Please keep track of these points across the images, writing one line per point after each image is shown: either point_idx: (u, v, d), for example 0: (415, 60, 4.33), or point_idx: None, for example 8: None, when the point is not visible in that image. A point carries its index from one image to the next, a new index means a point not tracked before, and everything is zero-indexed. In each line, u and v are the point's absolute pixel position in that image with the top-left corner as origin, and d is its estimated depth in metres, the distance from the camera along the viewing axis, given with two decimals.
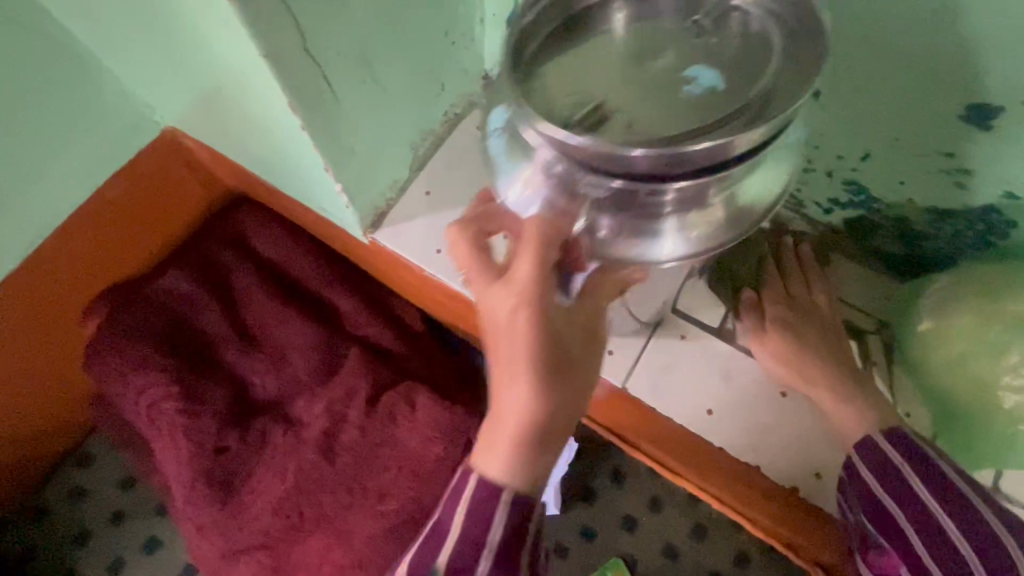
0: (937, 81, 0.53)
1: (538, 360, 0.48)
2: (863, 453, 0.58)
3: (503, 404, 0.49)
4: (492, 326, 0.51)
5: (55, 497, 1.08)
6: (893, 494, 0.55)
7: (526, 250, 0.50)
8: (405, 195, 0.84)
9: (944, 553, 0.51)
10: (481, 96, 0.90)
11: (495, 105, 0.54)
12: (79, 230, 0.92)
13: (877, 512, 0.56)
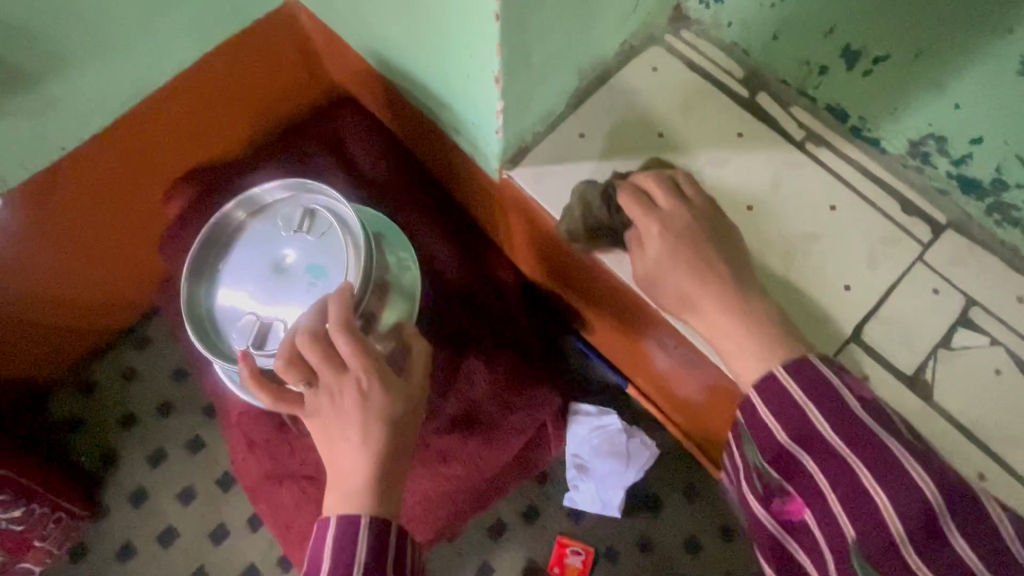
0: None
1: (388, 410, 0.55)
2: (791, 387, 0.48)
3: (343, 461, 0.54)
4: (319, 410, 0.55)
5: (106, 373, 1.05)
6: (809, 396, 0.47)
7: (324, 351, 0.55)
8: (555, 133, 0.70)
9: (851, 489, 0.44)
10: (663, 31, 0.74)
11: (229, 284, 0.71)
12: (179, 96, 0.82)
13: (792, 427, 0.47)
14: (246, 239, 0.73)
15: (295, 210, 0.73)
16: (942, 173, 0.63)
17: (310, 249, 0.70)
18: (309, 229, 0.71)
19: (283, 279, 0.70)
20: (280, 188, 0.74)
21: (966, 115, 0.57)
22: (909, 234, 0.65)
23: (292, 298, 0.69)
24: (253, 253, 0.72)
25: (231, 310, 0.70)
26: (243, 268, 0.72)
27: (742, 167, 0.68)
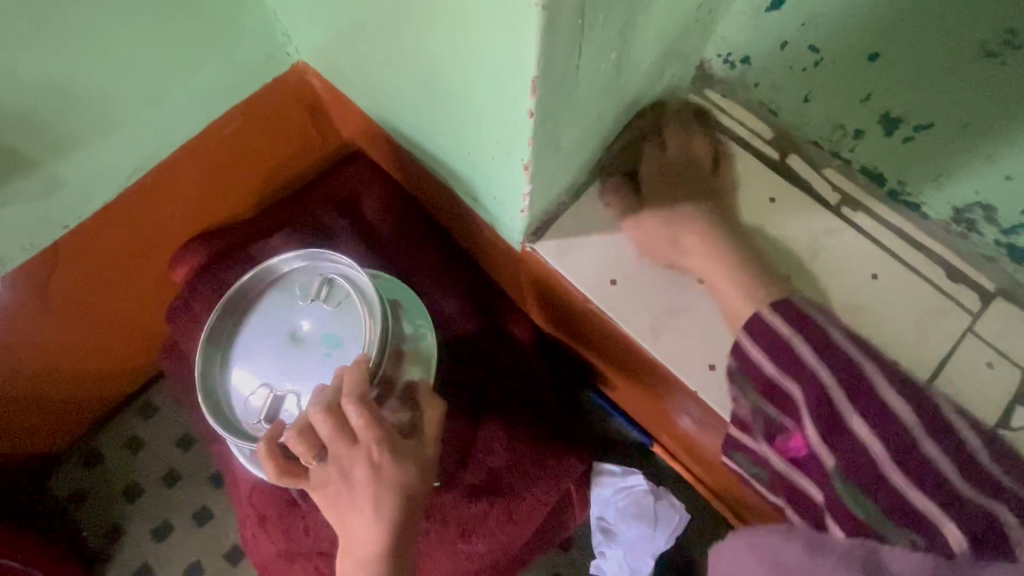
0: None
1: (400, 477, 0.56)
2: (770, 317, 0.56)
3: (355, 529, 0.55)
4: (326, 480, 0.56)
5: (110, 442, 1.01)
6: (789, 331, 0.54)
7: (337, 423, 0.55)
8: (579, 203, 0.68)
9: (850, 424, 0.50)
10: (686, 91, 0.71)
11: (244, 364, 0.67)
12: (185, 165, 0.79)
13: (787, 370, 0.54)
14: (259, 313, 0.70)
15: (312, 279, 0.70)
16: (990, 241, 0.60)
17: (327, 319, 0.67)
18: (328, 299, 0.68)
19: (300, 352, 0.67)
20: (296, 257, 0.71)
21: (1016, 187, 0.54)
22: (958, 304, 0.62)
23: (309, 373, 0.66)
24: (267, 325, 0.69)
25: (245, 385, 0.66)
26: (259, 339, 0.69)
27: (776, 235, 0.65)
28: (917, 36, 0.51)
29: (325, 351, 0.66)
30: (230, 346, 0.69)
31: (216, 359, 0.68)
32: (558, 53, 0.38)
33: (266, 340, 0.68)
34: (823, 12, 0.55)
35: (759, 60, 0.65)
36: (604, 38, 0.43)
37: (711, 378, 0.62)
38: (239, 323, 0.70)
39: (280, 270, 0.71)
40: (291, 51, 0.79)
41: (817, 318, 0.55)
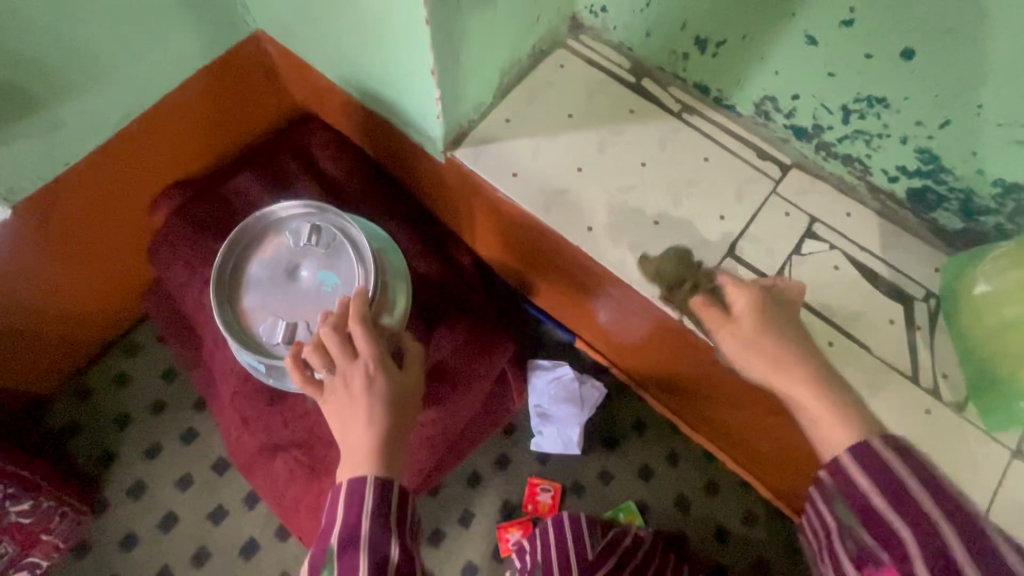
0: (918, 85, 0.66)
1: (388, 388, 0.67)
2: (846, 462, 0.51)
3: (358, 438, 0.64)
4: (334, 394, 0.67)
5: (100, 380, 1.13)
6: (879, 488, 0.49)
7: (342, 340, 0.69)
8: (486, 120, 0.87)
9: (911, 515, 0.47)
10: (566, 37, 0.93)
11: (256, 297, 0.84)
12: (163, 117, 0.95)
13: (882, 481, 0.49)
14: (264, 255, 0.86)
15: (305, 226, 0.87)
16: (780, 126, 0.83)
17: (322, 259, 0.85)
18: (321, 242, 0.86)
19: (300, 283, 0.84)
20: (296, 209, 0.88)
21: (783, 79, 0.77)
22: (765, 174, 0.84)
23: (312, 301, 0.83)
24: (269, 265, 0.86)
25: (256, 309, 0.83)
26: (264, 276, 0.85)
27: (636, 134, 0.87)
28: None
29: (322, 284, 0.84)
30: (237, 276, 0.85)
31: (228, 288, 0.84)
32: None
33: (274, 276, 0.85)
34: None
35: (612, 7, 0.87)
36: None
37: (590, 237, 0.81)
38: (243, 259, 0.86)
39: (281, 219, 0.88)
40: (250, 21, 0.96)
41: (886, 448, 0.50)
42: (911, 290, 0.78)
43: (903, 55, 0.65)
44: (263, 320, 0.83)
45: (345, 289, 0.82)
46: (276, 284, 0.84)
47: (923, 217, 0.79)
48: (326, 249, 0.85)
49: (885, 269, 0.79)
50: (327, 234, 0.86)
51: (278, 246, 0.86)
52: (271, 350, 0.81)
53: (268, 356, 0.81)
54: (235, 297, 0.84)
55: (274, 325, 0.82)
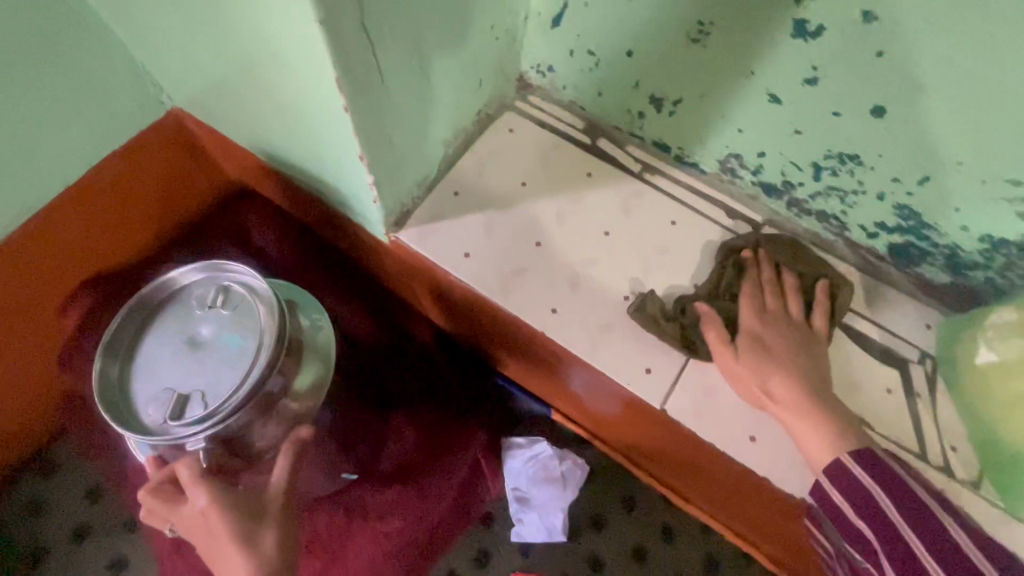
0: (892, 141, 0.62)
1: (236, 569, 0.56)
2: (853, 469, 0.56)
3: None
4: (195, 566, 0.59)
5: (11, 509, 0.98)
6: (876, 480, 0.55)
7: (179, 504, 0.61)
8: (432, 194, 0.79)
9: (887, 538, 0.53)
10: (514, 98, 0.87)
11: (145, 377, 0.67)
12: (67, 211, 0.84)
13: (850, 490, 0.56)
14: (158, 325, 0.70)
15: (210, 289, 0.71)
16: (748, 182, 0.77)
17: (226, 321, 0.69)
18: (226, 303, 0.70)
19: (202, 353, 0.67)
20: (196, 274, 0.72)
21: (747, 135, 0.72)
22: (737, 235, 0.78)
23: (210, 368, 0.65)
24: (167, 337, 0.69)
25: (150, 388, 0.66)
26: (159, 352, 0.69)
27: (597, 201, 0.80)
28: (649, 31, 0.68)
29: (223, 348, 0.67)
30: (134, 352, 0.69)
31: (116, 369, 0.68)
32: (351, 59, 0.50)
33: (164, 350, 0.68)
34: (588, 22, 0.72)
35: (559, 66, 0.81)
36: (399, 48, 0.56)
37: (554, 320, 0.73)
38: (141, 333, 0.70)
39: (177, 286, 0.72)
40: (163, 98, 0.87)
41: (883, 457, 0.56)
42: (905, 352, 0.72)
43: (872, 112, 0.60)
44: (146, 400, 0.65)
45: (249, 347, 0.66)
46: (169, 358, 0.68)
47: (906, 272, 0.74)
48: (234, 309, 0.69)
49: (875, 331, 0.73)
50: (234, 293, 0.71)
51: (175, 311, 0.71)
52: (166, 429, 0.62)
53: (148, 437, 0.61)
54: (131, 384, 0.67)
55: (162, 405, 0.64)
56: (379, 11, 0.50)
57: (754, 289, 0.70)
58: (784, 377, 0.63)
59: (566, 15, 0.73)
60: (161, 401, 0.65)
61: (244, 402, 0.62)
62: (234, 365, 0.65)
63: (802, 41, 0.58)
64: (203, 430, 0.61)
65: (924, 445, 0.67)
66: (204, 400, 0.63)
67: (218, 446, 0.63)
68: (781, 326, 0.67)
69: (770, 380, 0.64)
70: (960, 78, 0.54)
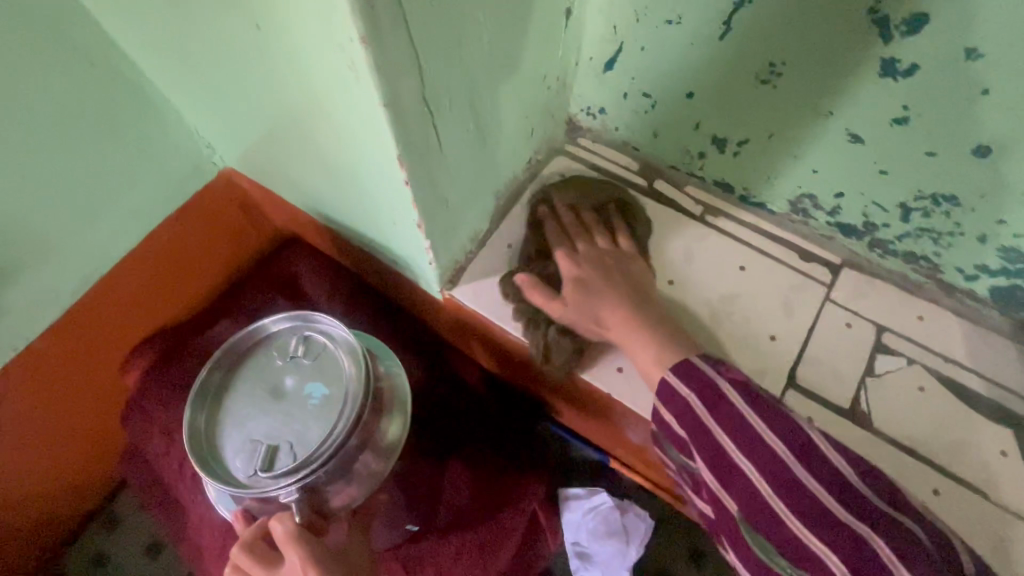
0: (998, 181, 0.55)
1: None
2: (678, 375, 0.54)
3: None
4: None
5: (77, 564, 1.00)
6: (722, 418, 0.50)
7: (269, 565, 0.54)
8: (485, 247, 0.77)
9: (773, 483, 0.46)
10: (563, 142, 0.84)
11: (232, 427, 0.66)
12: (127, 275, 0.86)
13: (739, 435, 0.48)
14: (245, 371, 0.70)
15: (293, 338, 0.70)
16: (823, 223, 0.72)
17: (311, 371, 0.67)
18: (310, 353, 0.69)
19: (287, 404, 0.66)
20: (281, 321, 0.71)
21: (823, 175, 0.66)
22: (813, 279, 0.73)
23: (297, 419, 0.64)
24: (252, 385, 0.68)
25: (238, 439, 0.65)
26: (244, 401, 0.67)
27: (657, 247, 0.76)
28: (712, 72, 0.64)
29: (310, 399, 0.65)
30: (219, 402, 0.68)
31: (201, 415, 0.67)
32: (411, 132, 0.49)
33: (250, 398, 0.67)
34: (644, 65, 0.69)
35: (612, 108, 0.78)
36: (456, 113, 0.54)
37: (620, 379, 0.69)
38: (227, 382, 0.69)
39: (263, 334, 0.71)
40: (216, 158, 0.88)
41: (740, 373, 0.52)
42: (1017, 407, 0.64)
43: (974, 152, 0.54)
44: (235, 450, 0.64)
45: (337, 398, 0.64)
46: (257, 406, 0.66)
47: (1011, 316, 0.67)
48: (319, 359, 0.68)
49: (978, 383, 0.66)
50: (318, 341, 0.70)
51: (262, 358, 0.70)
52: (257, 482, 0.60)
53: (239, 490, 0.60)
54: (218, 436, 0.65)
55: (252, 456, 0.63)
56: (438, 81, 0.48)
57: (560, 242, 0.68)
58: (622, 312, 0.61)
59: (620, 59, 0.70)
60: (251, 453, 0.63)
61: (334, 454, 0.60)
62: (321, 416, 0.63)
63: (891, 81, 0.53)
64: (296, 484, 0.59)
65: None
66: (292, 451, 0.62)
67: (307, 499, 0.60)
68: (594, 255, 0.66)
69: (607, 315, 0.62)
70: None
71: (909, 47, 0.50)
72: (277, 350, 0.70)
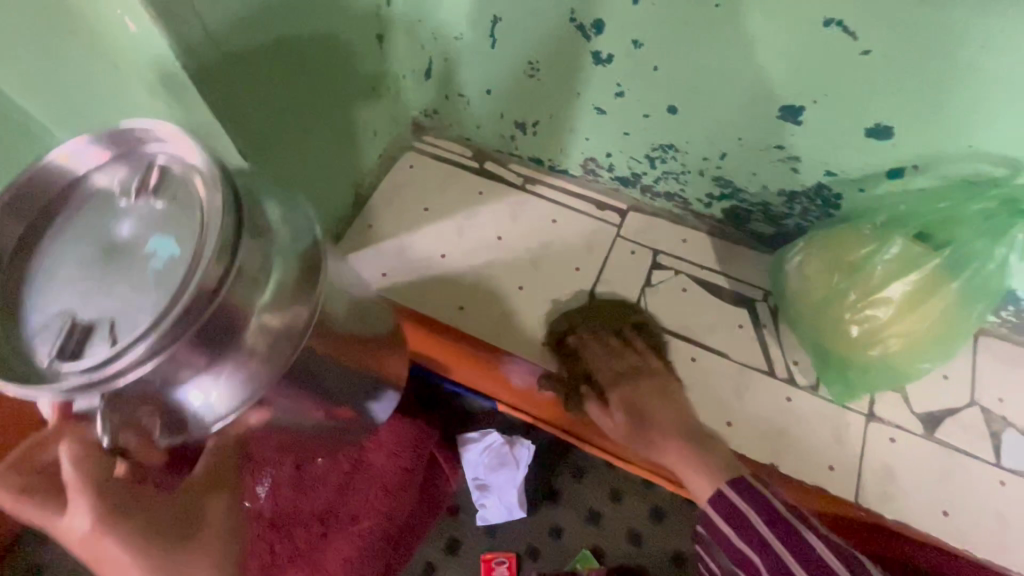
0: (691, 130, 0.78)
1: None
2: (734, 498, 0.57)
3: None
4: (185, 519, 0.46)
5: None
6: (754, 521, 0.55)
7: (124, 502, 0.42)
8: (351, 230, 0.94)
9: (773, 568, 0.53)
10: (411, 140, 1.03)
11: (48, 282, 0.43)
12: None
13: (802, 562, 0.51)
14: (38, 177, 0.46)
15: (124, 173, 0.46)
16: (608, 179, 0.94)
17: (158, 217, 0.43)
18: (162, 190, 0.44)
19: (114, 263, 0.42)
20: (103, 152, 0.46)
21: (593, 141, 0.88)
22: (607, 222, 0.94)
23: (126, 279, 0.42)
24: (79, 235, 0.44)
25: (43, 309, 0.42)
26: (62, 260, 0.44)
27: (488, 213, 0.96)
28: (496, 73, 0.85)
29: (149, 255, 0.42)
30: (31, 268, 0.44)
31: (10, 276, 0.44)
32: (246, 134, 0.65)
33: (94, 210, 0.45)
34: (451, 72, 0.88)
35: (441, 108, 0.97)
36: (288, 118, 0.71)
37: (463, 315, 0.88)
38: (38, 234, 0.45)
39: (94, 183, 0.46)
40: None
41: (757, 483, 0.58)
42: (751, 293, 0.88)
43: (669, 111, 0.77)
44: (55, 323, 0.41)
45: (190, 245, 0.41)
46: (98, 239, 0.44)
47: (741, 228, 0.90)
48: (153, 180, 0.43)
49: (724, 281, 0.89)
50: (153, 157, 0.45)
51: (99, 179, 0.46)
52: (48, 371, 0.39)
53: (28, 387, 0.38)
54: (21, 287, 0.44)
55: (56, 339, 0.41)
56: (262, 93, 0.65)
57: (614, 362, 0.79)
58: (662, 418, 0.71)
59: (434, 69, 0.90)
60: (44, 332, 0.41)
61: (158, 353, 0.39)
62: (169, 278, 0.40)
63: (603, 67, 0.76)
64: (75, 390, 0.38)
65: (771, 363, 0.82)
66: (118, 329, 0.40)
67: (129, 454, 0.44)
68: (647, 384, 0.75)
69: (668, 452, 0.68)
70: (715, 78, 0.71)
71: (603, 43, 0.72)
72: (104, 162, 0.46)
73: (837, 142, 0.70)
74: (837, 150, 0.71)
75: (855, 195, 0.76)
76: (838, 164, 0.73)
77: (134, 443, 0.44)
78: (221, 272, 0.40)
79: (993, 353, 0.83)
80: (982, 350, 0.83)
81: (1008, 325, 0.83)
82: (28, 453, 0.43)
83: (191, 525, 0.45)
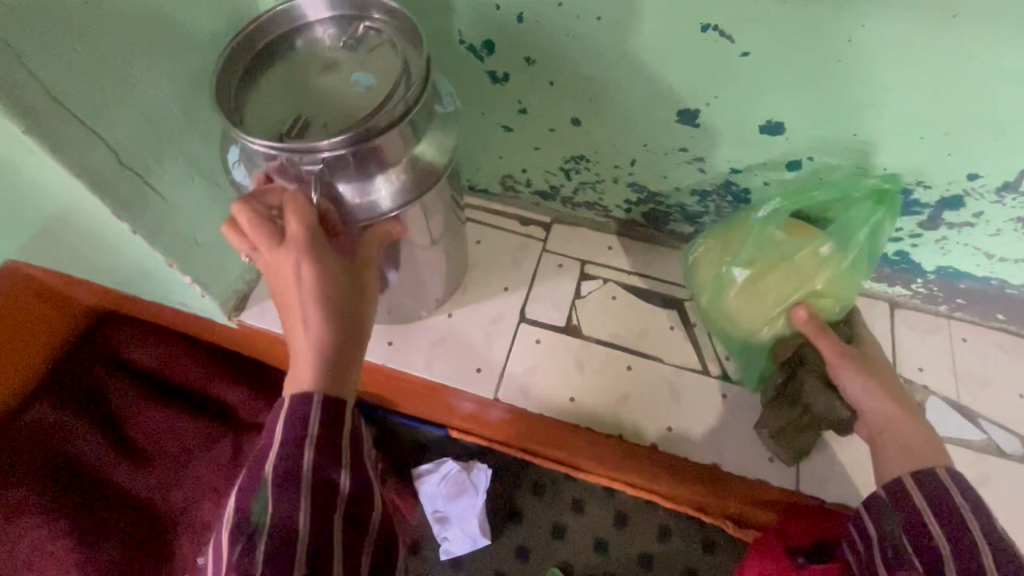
0: (598, 140, 0.78)
1: (328, 296, 0.51)
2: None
3: (295, 337, 0.50)
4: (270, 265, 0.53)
5: None
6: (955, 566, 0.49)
7: (259, 223, 0.54)
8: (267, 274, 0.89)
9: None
10: None
11: (239, 110, 0.59)
12: None
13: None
14: (261, 39, 0.62)
15: (339, 28, 0.63)
16: (528, 194, 0.93)
17: (363, 57, 0.61)
18: (364, 44, 0.61)
19: (339, 84, 0.60)
20: (327, 9, 0.63)
21: (506, 159, 0.87)
22: (532, 237, 0.93)
23: (341, 97, 0.58)
24: (311, 69, 0.61)
25: (283, 107, 0.59)
26: (301, 89, 0.60)
27: None
28: None
29: (359, 86, 0.59)
30: (240, 100, 0.60)
31: (231, 84, 0.59)
32: (119, 190, 0.61)
33: (276, 73, 0.62)
34: None
35: None
36: (170, 168, 0.67)
37: (391, 351, 0.83)
38: (251, 74, 0.61)
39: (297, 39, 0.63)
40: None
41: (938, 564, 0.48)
42: (679, 293, 0.89)
43: (573, 123, 0.77)
44: (255, 129, 0.57)
45: (401, 78, 0.58)
46: (292, 75, 0.61)
47: (663, 230, 0.91)
48: (349, 43, 0.62)
49: (652, 284, 0.90)
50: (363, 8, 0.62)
51: (248, 38, 0.60)
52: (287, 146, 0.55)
53: (281, 148, 0.54)
54: (246, 108, 0.60)
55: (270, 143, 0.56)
56: (131, 145, 0.61)
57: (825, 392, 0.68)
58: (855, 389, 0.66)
59: None
60: (270, 118, 0.59)
61: (384, 132, 0.56)
62: (362, 105, 0.57)
63: (500, 86, 0.75)
64: (332, 148, 0.54)
65: (704, 361, 0.83)
66: (328, 128, 0.57)
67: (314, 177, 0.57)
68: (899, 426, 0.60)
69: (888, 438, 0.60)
70: (609, 89, 0.70)
71: (496, 63, 0.71)
72: (280, 22, 0.62)
73: (734, 141, 0.71)
74: (735, 147, 0.72)
75: (761, 188, 0.77)
76: (739, 161, 0.74)
77: (330, 210, 0.58)
78: (400, 111, 0.56)
79: (910, 325, 0.87)
80: (899, 323, 0.87)
81: (920, 296, 0.86)
82: (257, 197, 0.56)
83: (365, 284, 0.56)
